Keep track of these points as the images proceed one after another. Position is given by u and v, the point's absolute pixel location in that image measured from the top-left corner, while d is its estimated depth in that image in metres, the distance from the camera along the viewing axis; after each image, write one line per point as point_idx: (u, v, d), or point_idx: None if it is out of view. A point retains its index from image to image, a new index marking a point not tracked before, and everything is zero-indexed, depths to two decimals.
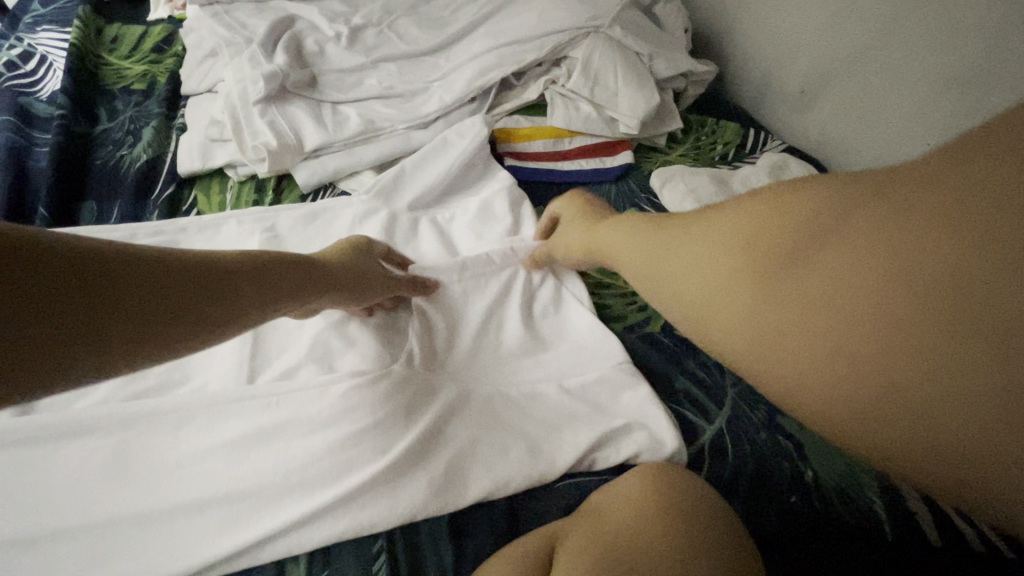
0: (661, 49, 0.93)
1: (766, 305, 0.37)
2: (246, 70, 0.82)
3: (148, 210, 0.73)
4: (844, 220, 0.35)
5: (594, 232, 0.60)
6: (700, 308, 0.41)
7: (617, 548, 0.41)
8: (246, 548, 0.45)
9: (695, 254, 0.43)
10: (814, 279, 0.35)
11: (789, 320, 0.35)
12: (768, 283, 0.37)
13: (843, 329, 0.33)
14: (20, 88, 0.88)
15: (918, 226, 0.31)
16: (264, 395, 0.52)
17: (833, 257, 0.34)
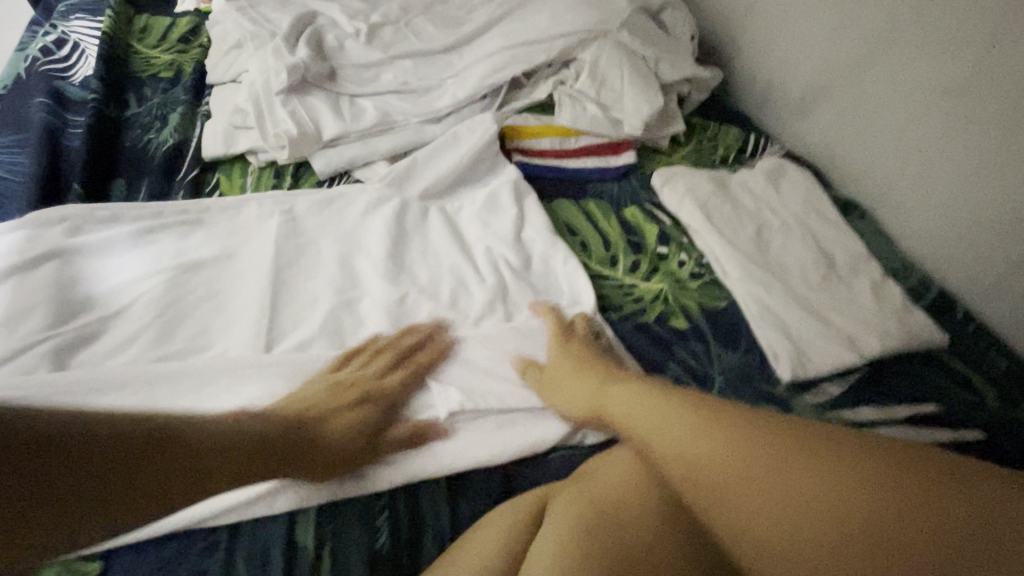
0: (667, 54, 0.96)
1: (759, 494, 0.43)
2: (270, 61, 0.87)
3: (174, 191, 0.78)
4: (777, 436, 0.45)
5: (601, 393, 0.54)
6: (714, 489, 0.45)
7: (606, 512, 0.46)
8: (257, 499, 0.47)
9: (708, 445, 0.46)
10: (750, 465, 0.44)
11: (736, 478, 0.44)
12: (772, 492, 0.43)
13: (768, 505, 0.43)
14: (55, 72, 0.93)
15: (809, 459, 0.43)
16: (284, 362, 0.58)
17: (767, 458, 0.44)
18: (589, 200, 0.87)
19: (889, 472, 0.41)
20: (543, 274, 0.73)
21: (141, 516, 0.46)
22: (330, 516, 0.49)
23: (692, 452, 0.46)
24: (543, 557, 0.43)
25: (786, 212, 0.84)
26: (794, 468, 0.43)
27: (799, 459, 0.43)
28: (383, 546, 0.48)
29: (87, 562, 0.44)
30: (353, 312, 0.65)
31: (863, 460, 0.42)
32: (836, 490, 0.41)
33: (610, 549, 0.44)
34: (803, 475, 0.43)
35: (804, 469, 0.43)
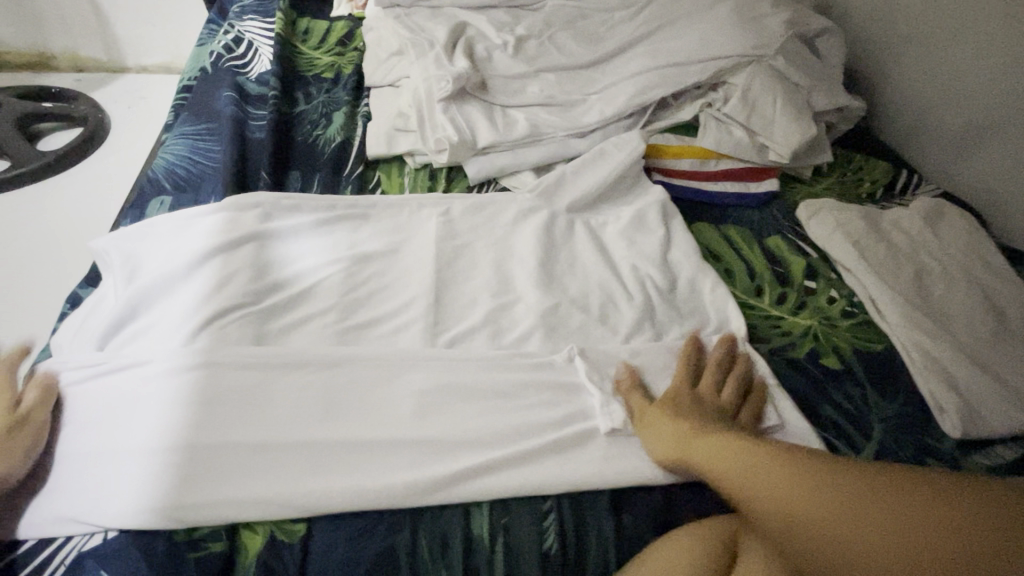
0: (821, 83, 0.94)
1: (834, 529, 0.43)
2: (432, 70, 0.92)
3: (342, 185, 0.84)
4: (856, 476, 0.45)
5: (681, 429, 0.54)
6: (788, 527, 0.45)
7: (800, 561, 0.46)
8: (439, 485, 0.51)
9: (779, 489, 0.46)
10: (831, 498, 0.44)
11: (811, 508, 0.44)
12: (850, 537, 0.42)
13: (849, 545, 0.42)
14: (236, 68, 1.03)
15: (887, 501, 0.43)
16: (446, 357, 0.60)
17: (839, 491, 0.44)
18: (731, 227, 0.85)
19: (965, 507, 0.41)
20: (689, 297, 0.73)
21: (338, 488, 0.51)
22: (504, 510, 0.51)
23: (758, 501, 0.47)
24: None
25: (948, 257, 0.79)
26: (872, 509, 0.43)
27: (879, 502, 0.43)
28: (552, 547, 0.50)
29: (297, 523, 0.50)
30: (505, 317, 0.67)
31: (919, 504, 0.42)
32: (916, 533, 0.41)
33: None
34: (877, 513, 0.43)
35: (881, 508, 0.43)
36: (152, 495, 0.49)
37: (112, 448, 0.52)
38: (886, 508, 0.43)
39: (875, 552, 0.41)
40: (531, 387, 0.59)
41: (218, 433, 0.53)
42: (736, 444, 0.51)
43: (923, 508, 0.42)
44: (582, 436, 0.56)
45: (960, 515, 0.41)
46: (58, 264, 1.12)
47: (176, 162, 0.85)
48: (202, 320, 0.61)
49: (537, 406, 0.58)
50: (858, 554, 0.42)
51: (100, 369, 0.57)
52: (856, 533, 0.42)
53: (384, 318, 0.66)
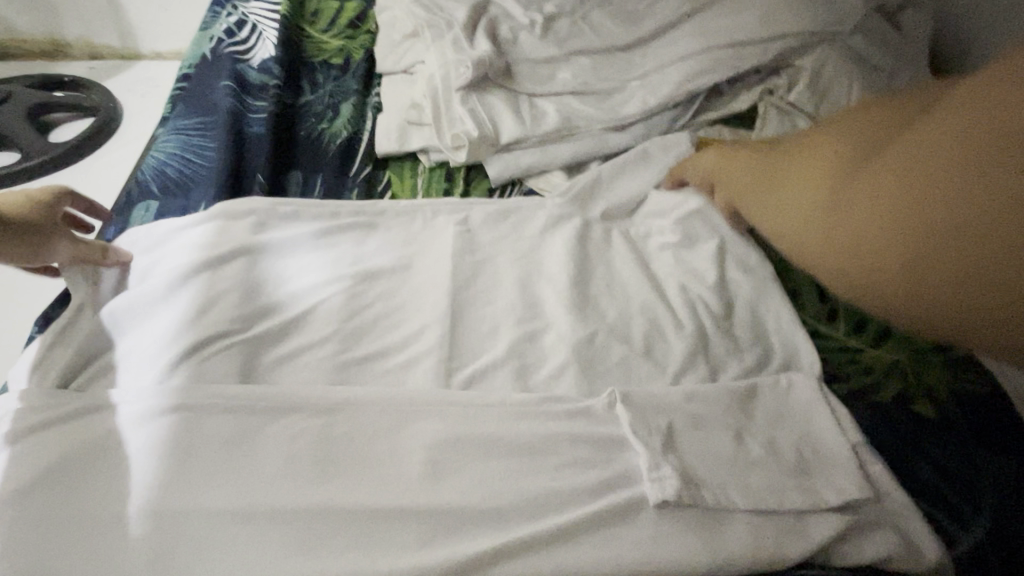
0: (905, 66, 0.79)
1: (862, 191, 0.40)
2: (450, 55, 0.81)
3: (348, 187, 0.74)
4: (964, 102, 0.36)
5: (729, 158, 0.63)
6: (804, 245, 0.45)
7: None
8: (453, 572, 0.42)
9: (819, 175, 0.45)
10: (914, 136, 0.39)
11: (844, 181, 0.42)
12: (865, 200, 0.40)
13: (880, 185, 0.39)
14: (237, 55, 0.94)
15: (974, 113, 0.35)
16: (463, 402, 0.51)
17: (920, 127, 0.39)
18: None
19: (994, 117, 0.34)
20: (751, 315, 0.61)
21: (329, 572, 0.42)
22: None
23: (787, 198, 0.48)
24: None
25: None
26: (954, 120, 0.36)
27: (961, 114, 0.36)
28: None
29: None
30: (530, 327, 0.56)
31: (960, 111, 0.36)
32: (968, 147, 0.35)
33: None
34: (939, 135, 0.37)
35: (951, 118, 0.37)
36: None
37: (68, 512, 0.44)
38: (943, 106, 0.39)
39: (898, 164, 0.38)
40: (563, 442, 0.49)
41: (191, 498, 0.45)
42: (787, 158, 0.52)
43: (975, 96, 0.36)
44: (627, 506, 0.45)
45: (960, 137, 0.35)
46: None
47: (167, 162, 0.76)
48: (183, 352, 0.53)
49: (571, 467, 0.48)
50: (846, 216, 0.41)
51: (60, 413, 0.48)
52: (898, 148, 0.39)
53: (393, 346, 0.57)
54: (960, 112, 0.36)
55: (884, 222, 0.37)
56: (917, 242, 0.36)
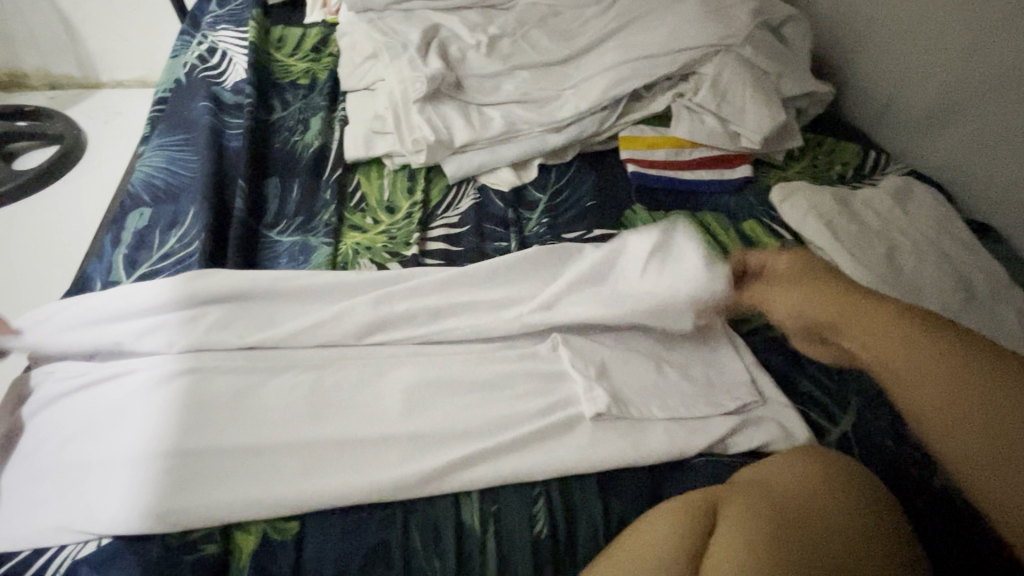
0: (788, 69, 0.96)
1: (948, 390, 0.46)
2: (406, 72, 0.93)
3: (322, 189, 0.83)
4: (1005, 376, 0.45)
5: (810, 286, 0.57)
6: (899, 376, 0.49)
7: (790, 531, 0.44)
8: (430, 478, 0.52)
9: (914, 351, 0.49)
10: (954, 366, 0.47)
11: (942, 363, 0.47)
12: (943, 398, 0.46)
13: (960, 405, 0.45)
14: (211, 79, 1.03)
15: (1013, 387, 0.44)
16: (432, 352, 0.62)
17: (970, 362, 0.46)
18: (707, 211, 0.88)
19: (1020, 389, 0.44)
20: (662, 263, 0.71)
21: (327, 485, 0.51)
22: (493, 498, 0.52)
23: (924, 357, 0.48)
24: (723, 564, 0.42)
25: (916, 233, 0.82)
26: (1005, 390, 0.44)
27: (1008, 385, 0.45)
28: (542, 532, 0.51)
29: (288, 522, 0.50)
30: (477, 272, 0.67)
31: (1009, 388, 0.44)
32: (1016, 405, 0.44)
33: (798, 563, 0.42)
34: (995, 396, 0.44)
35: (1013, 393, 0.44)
36: (142, 501, 0.49)
37: (98, 458, 0.52)
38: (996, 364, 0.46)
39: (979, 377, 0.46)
40: (516, 377, 0.60)
41: (206, 438, 0.53)
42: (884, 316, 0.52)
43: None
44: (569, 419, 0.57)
45: (1000, 399, 0.44)
46: (52, 283, 1.13)
47: (155, 175, 0.84)
48: (182, 319, 0.60)
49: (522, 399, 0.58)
50: (953, 408, 0.45)
51: (87, 380, 0.57)
52: (953, 347, 0.48)
53: None
54: (1004, 388, 0.45)
55: (973, 427, 0.44)
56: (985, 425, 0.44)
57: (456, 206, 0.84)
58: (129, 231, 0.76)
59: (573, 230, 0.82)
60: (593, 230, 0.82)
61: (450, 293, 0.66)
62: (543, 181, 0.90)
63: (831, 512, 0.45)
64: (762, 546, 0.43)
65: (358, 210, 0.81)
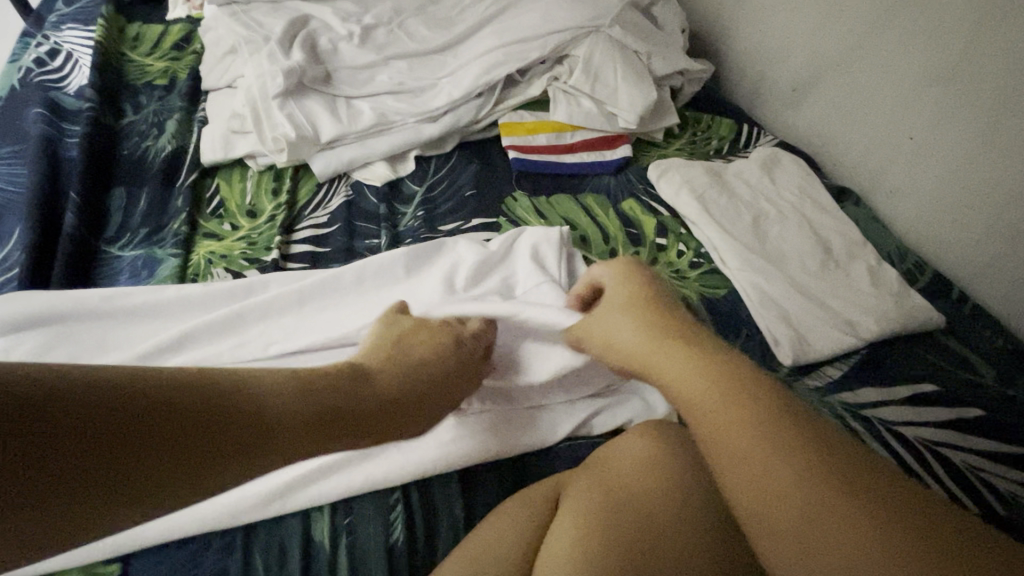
0: (659, 48, 0.97)
1: (792, 512, 0.35)
2: (266, 66, 0.87)
3: (174, 196, 0.77)
4: (858, 501, 0.34)
5: (655, 342, 0.47)
6: (738, 482, 0.38)
7: (625, 506, 0.44)
8: (274, 497, 0.48)
9: (752, 453, 0.38)
10: (795, 480, 0.36)
11: (784, 470, 0.36)
12: (782, 517, 0.35)
13: (803, 532, 0.35)
14: (50, 83, 0.92)
15: (867, 521, 0.34)
16: (285, 359, 0.59)
17: (810, 478, 0.36)
18: (588, 193, 0.88)
19: (881, 521, 0.33)
20: (534, 249, 0.69)
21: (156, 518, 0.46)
22: (347, 510, 0.50)
23: (761, 497, 0.37)
24: (560, 555, 0.42)
25: (781, 201, 0.85)
26: (855, 523, 0.34)
27: (857, 519, 0.34)
28: (399, 539, 0.48)
29: (110, 565, 0.45)
30: (338, 276, 0.64)
31: (865, 524, 0.33)
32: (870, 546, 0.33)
33: (617, 552, 0.41)
34: (843, 529, 0.34)
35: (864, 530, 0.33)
36: None
37: None
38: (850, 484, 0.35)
39: (824, 530, 0.34)
40: None
41: None
42: (732, 401, 0.40)
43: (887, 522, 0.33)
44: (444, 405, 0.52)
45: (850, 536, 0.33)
46: None
47: None
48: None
49: (409, 363, 0.51)
50: (793, 537, 0.35)
51: None
52: (799, 455, 0.37)
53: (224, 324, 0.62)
54: (857, 520, 0.34)
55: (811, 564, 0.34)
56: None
57: (326, 204, 0.80)
58: None
59: (450, 222, 0.80)
60: (470, 220, 0.80)
61: (309, 303, 0.63)
62: (420, 173, 0.87)
63: (660, 487, 0.45)
64: (594, 539, 0.42)
65: (215, 216, 0.76)
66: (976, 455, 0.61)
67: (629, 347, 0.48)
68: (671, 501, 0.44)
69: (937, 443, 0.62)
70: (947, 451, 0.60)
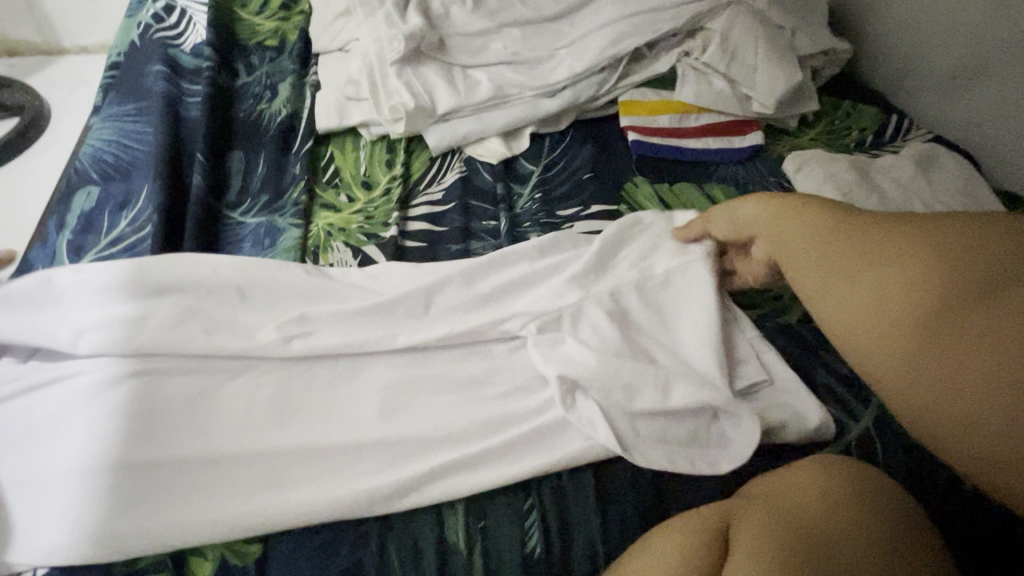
0: (804, 23, 0.87)
1: (885, 317, 0.47)
2: (382, 30, 0.83)
3: (290, 163, 0.75)
4: (933, 280, 0.45)
5: (778, 208, 0.57)
6: (843, 312, 0.50)
7: (806, 543, 0.40)
8: (409, 488, 0.47)
9: (835, 279, 0.51)
10: (875, 295, 0.48)
11: (864, 281, 0.49)
12: (877, 322, 0.47)
13: (895, 335, 0.46)
14: (168, 40, 0.92)
15: (935, 294, 0.45)
16: (412, 349, 0.54)
17: (887, 284, 0.48)
18: (715, 183, 0.80)
19: (974, 292, 0.44)
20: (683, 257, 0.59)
21: (294, 500, 0.45)
22: (480, 513, 0.47)
23: (865, 326, 0.48)
24: None
25: (941, 205, 0.75)
26: (929, 301, 0.45)
27: (924, 299, 0.45)
28: (534, 549, 0.46)
29: (251, 543, 0.45)
30: (485, 266, 0.58)
31: (939, 300, 0.45)
32: (955, 316, 0.43)
33: (822, 570, 0.38)
34: (921, 316, 0.45)
35: (926, 305, 0.45)
36: (86, 538, 0.43)
37: (34, 474, 0.45)
38: (925, 266, 0.46)
39: (921, 333, 0.45)
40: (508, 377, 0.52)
41: (165, 448, 0.47)
42: (822, 240, 0.53)
43: (965, 283, 0.44)
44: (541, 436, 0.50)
45: (932, 314, 0.45)
46: None
47: (104, 149, 0.75)
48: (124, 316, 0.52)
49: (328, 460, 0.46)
50: (892, 340, 0.46)
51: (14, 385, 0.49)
52: (884, 269, 0.48)
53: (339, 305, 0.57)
54: (926, 301, 0.45)
55: (907, 354, 0.45)
56: (936, 365, 0.44)
57: (440, 180, 0.76)
58: (75, 212, 0.68)
59: (568, 207, 0.75)
60: (590, 206, 0.75)
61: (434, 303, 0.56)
62: (535, 151, 0.82)
63: (842, 525, 0.41)
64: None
65: (331, 186, 0.74)
66: None
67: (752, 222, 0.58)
68: (852, 495, 0.43)
69: None
70: None
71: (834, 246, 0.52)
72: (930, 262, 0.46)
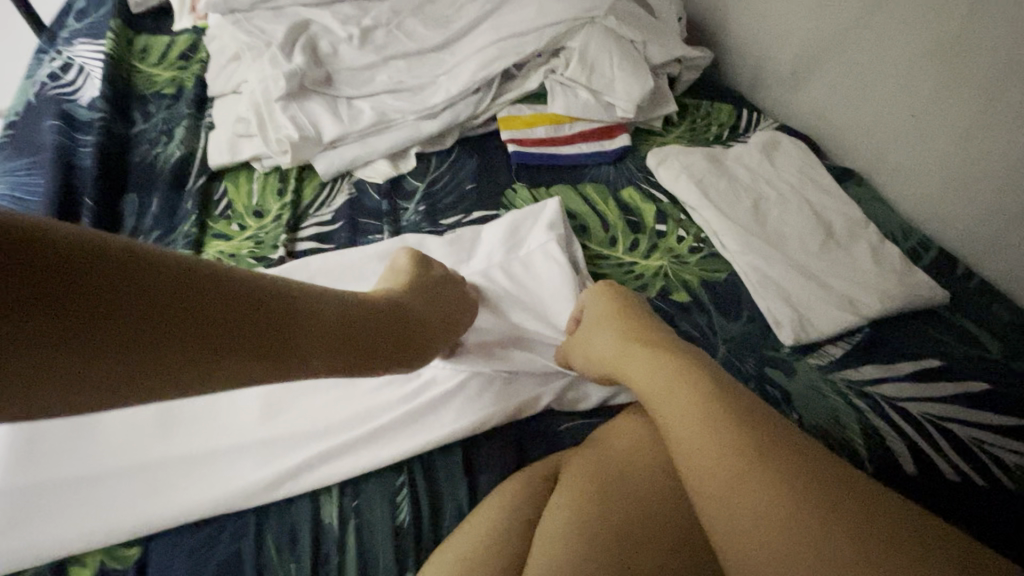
0: (654, 36, 0.97)
1: (765, 523, 0.40)
2: (268, 70, 0.89)
3: (183, 201, 0.79)
4: (817, 500, 0.40)
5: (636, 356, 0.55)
6: (722, 501, 0.42)
7: (615, 480, 0.48)
8: (282, 480, 0.50)
9: (719, 455, 0.43)
10: (758, 494, 0.41)
11: (750, 473, 0.42)
12: (756, 526, 0.40)
13: (773, 547, 0.39)
14: (63, 95, 0.95)
15: (817, 515, 0.39)
16: None
17: (772, 484, 0.41)
18: (587, 182, 0.89)
19: (857, 520, 0.39)
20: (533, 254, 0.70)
21: (172, 504, 0.48)
22: (354, 494, 0.51)
23: (744, 522, 0.41)
24: (556, 518, 0.46)
25: (781, 183, 0.85)
26: (812, 523, 0.39)
27: (806, 518, 0.39)
28: (404, 520, 0.50)
29: (131, 546, 0.48)
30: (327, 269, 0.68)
31: (824, 525, 0.39)
32: (838, 548, 0.38)
33: (621, 504, 0.46)
34: (804, 537, 0.39)
35: (806, 527, 0.39)
36: None
37: None
38: (809, 482, 0.41)
39: (802, 551, 0.38)
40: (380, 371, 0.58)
41: (48, 471, 0.50)
42: (705, 409, 0.46)
43: (850, 512, 0.39)
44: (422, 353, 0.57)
45: (819, 539, 0.38)
46: None
47: None
48: None
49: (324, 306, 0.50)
50: (771, 554, 0.39)
51: None
52: (770, 465, 0.42)
53: None
54: (808, 518, 0.39)
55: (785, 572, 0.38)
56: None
57: (330, 202, 0.82)
58: None
59: (451, 216, 0.81)
60: (471, 213, 0.82)
61: None
62: (422, 169, 0.88)
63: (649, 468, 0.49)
64: (589, 515, 0.45)
65: (224, 217, 0.78)
66: (986, 431, 0.60)
67: (609, 360, 0.57)
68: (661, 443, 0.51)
69: (940, 417, 0.62)
70: (950, 426, 0.60)
71: (722, 417, 0.45)
72: (817, 479, 0.41)
